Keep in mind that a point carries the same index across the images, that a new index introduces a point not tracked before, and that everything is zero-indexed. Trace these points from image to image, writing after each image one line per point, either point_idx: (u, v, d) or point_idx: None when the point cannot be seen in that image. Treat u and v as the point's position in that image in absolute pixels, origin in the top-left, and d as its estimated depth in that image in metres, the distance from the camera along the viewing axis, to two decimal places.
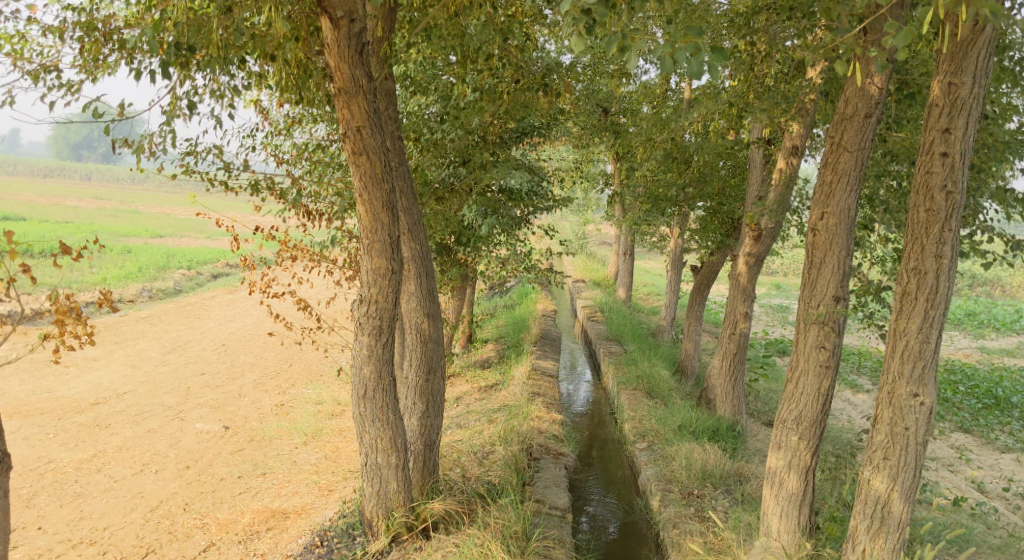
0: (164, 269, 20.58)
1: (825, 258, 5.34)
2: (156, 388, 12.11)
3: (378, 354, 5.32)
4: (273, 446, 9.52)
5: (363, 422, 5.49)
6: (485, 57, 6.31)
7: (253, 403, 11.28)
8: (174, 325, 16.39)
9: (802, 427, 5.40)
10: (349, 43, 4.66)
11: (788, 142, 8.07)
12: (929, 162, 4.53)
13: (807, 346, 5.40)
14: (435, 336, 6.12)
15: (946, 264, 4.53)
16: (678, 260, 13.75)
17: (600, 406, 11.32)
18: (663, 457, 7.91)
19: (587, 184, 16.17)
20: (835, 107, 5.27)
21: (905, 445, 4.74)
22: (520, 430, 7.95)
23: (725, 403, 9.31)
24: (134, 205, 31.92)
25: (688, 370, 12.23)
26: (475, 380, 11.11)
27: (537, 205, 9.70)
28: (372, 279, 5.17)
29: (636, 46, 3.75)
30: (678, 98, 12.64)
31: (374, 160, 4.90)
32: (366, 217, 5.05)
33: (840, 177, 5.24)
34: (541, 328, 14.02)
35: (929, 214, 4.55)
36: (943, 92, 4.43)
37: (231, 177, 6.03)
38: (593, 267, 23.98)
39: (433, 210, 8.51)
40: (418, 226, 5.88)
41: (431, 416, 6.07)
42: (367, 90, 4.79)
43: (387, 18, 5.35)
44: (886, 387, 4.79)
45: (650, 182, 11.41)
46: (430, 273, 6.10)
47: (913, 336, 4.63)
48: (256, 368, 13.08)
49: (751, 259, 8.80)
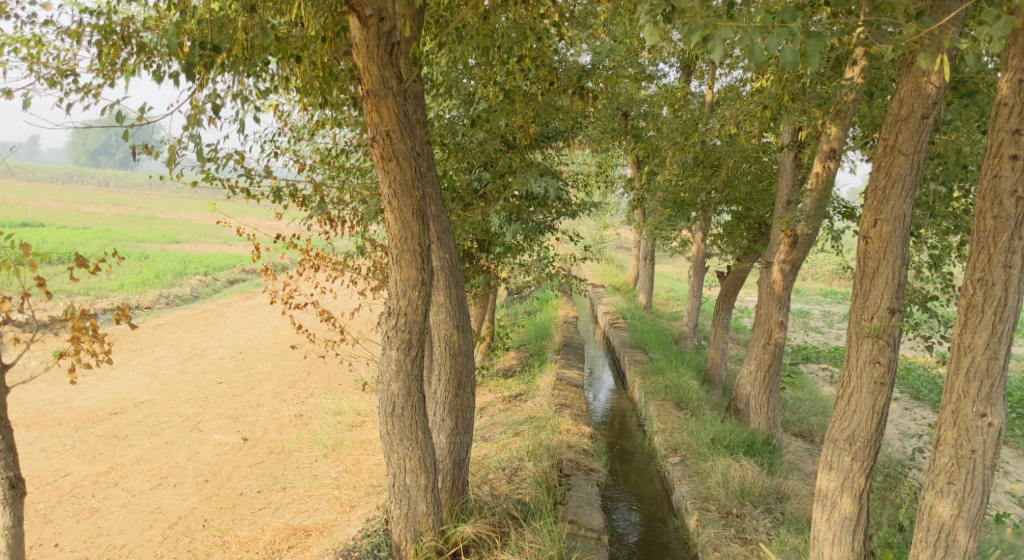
0: (181, 276, 20.48)
1: (878, 267, 5.04)
2: (174, 398, 11.96)
3: (407, 369, 5.08)
4: (292, 459, 9.32)
5: (390, 440, 5.25)
6: (516, 56, 6.06)
7: (271, 414, 11.09)
8: (191, 333, 16.27)
9: (856, 446, 5.16)
10: (379, 43, 4.42)
11: (825, 145, 7.73)
12: (998, 166, 4.23)
13: (859, 361, 5.12)
14: (466, 349, 5.85)
15: (1017, 275, 4.22)
16: (701, 266, 13.42)
17: (626, 416, 11.04)
18: (698, 473, 7.62)
19: (606, 189, 15.92)
20: (889, 108, 4.99)
21: (971, 468, 4.45)
22: (549, 445, 7.69)
23: (759, 415, 8.99)
24: (151, 211, 31.96)
25: (715, 379, 11.89)
26: (497, 390, 10.86)
27: (562, 211, 9.43)
28: (402, 290, 4.93)
29: (720, 35, 3.60)
30: (700, 100, 12.39)
31: (404, 165, 4.67)
32: (395, 225, 4.82)
33: (894, 182, 4.94)
34: (564, 337, 13.79)
35: (998, 221, 4.23)
36: (1013, 90, 4.16)
37: (253, 184, 5.81)
38: (611, 272, 23.68)
39: (460, 217, 8.18)
40: (448, 234, 5.61)
41: (461, 432, 5.86)
42: (397, 92, 4.56)
43: (415, 18, 5.11)
44: (950, 406, 4.49)
45: (672, 187, 11.01)
46: (460, 282, 5.82)
47: (980, 351, 4.33)
48: (274, 377, 12.90)
49: (787, 266, 8.44)
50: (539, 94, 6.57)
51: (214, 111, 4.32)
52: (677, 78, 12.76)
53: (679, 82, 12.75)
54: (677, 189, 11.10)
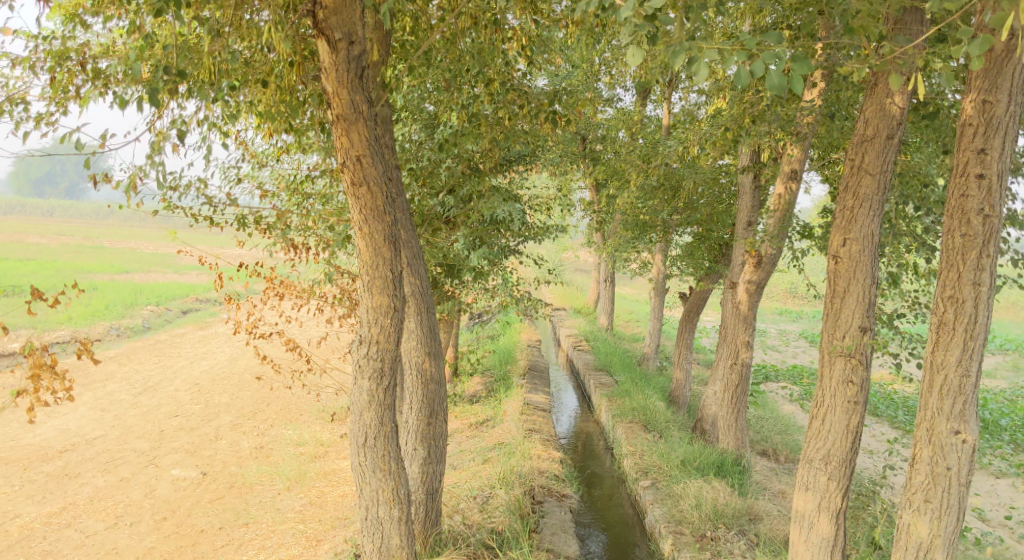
0: (132, 306, 19.83)
1: (849, 287, 5.08)
2: (127, 433, 11.53)
3: (380, 399, 4.93)
4: (254, 493, 9.00)
5: (363, 472, 5.07)
6: (483, 80, 5.99)
7: (230, 446, 10.73)
8: (144, 365, 15.75)
9: (831, 467, 5.19)
10: (348, 67, 4.32)
11: (786, 166, 7.84)
12: (965, 185, 4.35)
13: (833, 381, 5.16)
14: (438, 376, 5.70)
15: (985, 293, 4.33)
16: (662, 287, 13.50)
17: (593, 439, 10.99)
18: (670, 496, 7.57)
19: (566, 212, 16.03)
20: (854, 130, 5.10)
21: (947, 485, 4.49)
22: (520, 471, 7.56)
23: (727, 436, 8.98)
24: (99, 240, 31.05)
25: (680, 400, 11.91)
26: (463, 416, 10.71)
27: (527, 235, 9.39)
28: (374, 318, 4.80)
29: (703, 58, 3.56)
30: (658, 124, 12.58)
31: (375, 191, 4.56)
32: (367, 252, 4.69)
33: (862, 201, 5.03)
34: (528, 361, 13.74)
35: (966, 240, 4.34)
36: (977, 111, 4.29)
37: (216, 212, 5.58)
38: (571, 296, 23.75)
39: (429, 243, 8.04)
40: (418, 260, 5.47)
41: (434, 462, 5.71)
42: (367, 116, 4.45)
43: (383, 41, 5.03)
44: (925, 424, 4.54)
45: (632, 210, 11.15)
46: (431, 309, 5.69)
47: (953, 369, 4.40)
48: (232, 409, 12.50)
49: (752, 287, 8.48)
50: (506, 119, 6.46)
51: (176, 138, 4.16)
52: (633, 102, 12.95)
53: (636, 105, 12.93)
54: (637, 211, 11.16)
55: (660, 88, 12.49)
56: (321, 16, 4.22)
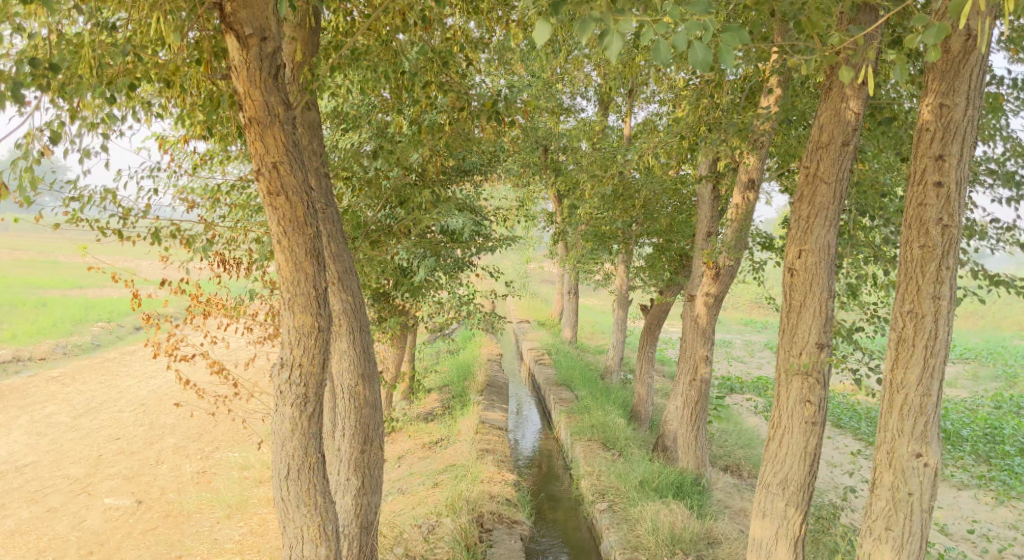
0: (81, 323, 18.97)
1: (805, 301, 4.82)
2: (62, 459, 10.92)
3: (304, 428, 4.51)
4: (190, 522, 8.48)
5: (286, 508, 4.65)
6: (421, 84, 5.53)
7: (171, 471, 10.17)
8: (89, 385, 15.06)
9: (789, 492, 4.92)
10: (261, 65, 3.89)
11: (744, 176, 7.55)
12: (923, 194, 4.11)
13: (789, 400, 4.89)
14: (372, 400, 5.29)
15: (946, 307, 4.08)
16: (624, 299, 13.20)
17: (552, 457, 10.64)
18: (626, 520, 7.28)
19: (528, 223, 15.71)
20: (809, 136, 4.87)
21: (909, 512, 4.22)
22: (469, 497, 7.17)
23: (688, 455, 8.65)
24: (53, 254, 29.99)
25: (642, 415, 11.59)
26: (416, 436, 10.29)
27: (481, 245, 9.02)
28: (296, 339, 4.39)
29: (620, 26, 2.84)
30: (619, 135, 12.34)
31: (295, 202, 4.14)
32: (287, 267, 4.27)
33: (817, 211, 4.78)
34: (487, 376, 13.36)
35: (925, 251, 4.11)
36: (934, 115, 4.06)
37: (127, 226, 4.99)
38: (537, 308, 23.43)
39: (367, 256, 7.37)
40: (351, 275, 5.09)
41: (368, 492, 5.32)
42: (285, 120, 4.03)
43: (308, 41, 4.72)
44: (885, 447, 4.28)
45: (593, 221, 10.88)
46: (365, 327, 5.27)
47: (913, 389, 4.15)
48: (177, 431, 11.90)
49: (710, 300, 8.19)
50: (447, 123, 5.93)
51: (56, 142, 3.71)
52: (595, 112, 12.71)
53: (597, 116, 12.69)
54: (598, 222, 10.86)
55: (622, 98, 12.26)
56: (228, 9, 3.78)
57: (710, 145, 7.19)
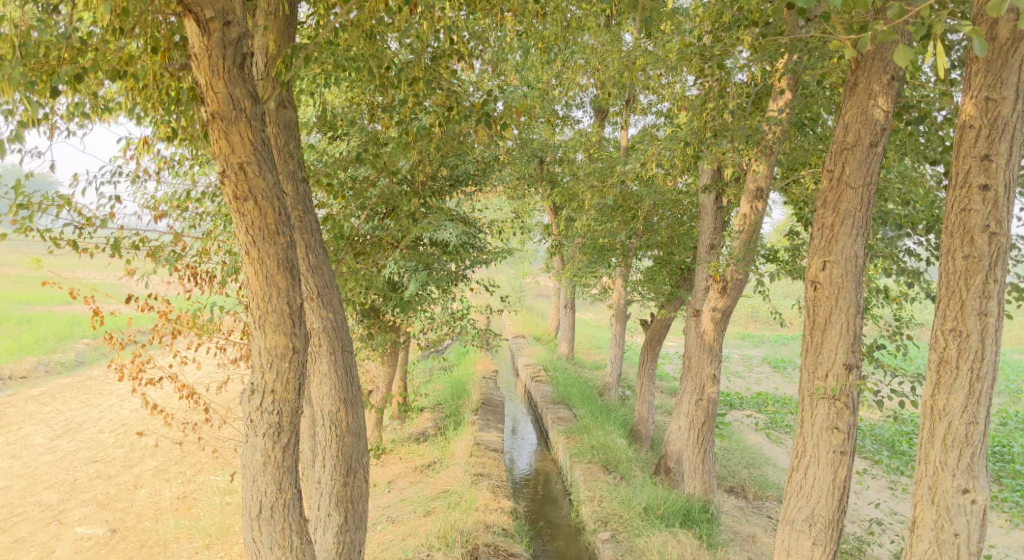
0: (65, 339, 18.31)
1: (830, 317, 4.39)
2: (35, 483, 10.40)
3: (277, 461, 4.03)
4: (167, 553, 7.95)
5: (258, 550, 4.14)
6: (408, 81, 5.12)
7: (149, 497, 9.63)
8: (70, 404, 14.51)
9: (816, 528, 4.47)
10: (224, 53, 3.51)
11: (751, 184, 7.09)
12: (967, 198, 3.69)
13: (815, 427, 4.45)
14: (356, 428, 4.82)
15: (993, 324, 3.66)
16: (623, 313, 12.47)
17: (549, 480, 10.11)
18: (631, 551, 6.78)
19: (523, 237, 15.24)
20: (831, 137, 4.45)
21: (955, 555, 3.76)
22: (461, 527, 6.68)
23: (694, 480, 8.15)
24: None
25: (642, 435, 11.09)
26: (408, 459, 9.80)
27: (474, 258, 8.57)
28: (267, 361, 3.92)
29: None
30: (616, 144, 11.90)
31: (264, 208, 3.71)
32: (256, 280, 3.82)
33: (843, 218, 4.35)
34: (482, 394, 12.85)
35: (970, 262, 3.68)
36: (979, 110, 3.65)
37: (83, 236, 4.52)
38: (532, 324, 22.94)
39: (350, 268, 6.79)
40: (331, 289, 4.72)
41: (352, 529, 4.84)
42: (252, 115, 3.62)
43: (282, 31, 4.35)
44: (926, 480, 3.84)
45: (592, 234, 10.46)
46: (348, 348, 4.81)
47: (957, 416, 3.72)
48: (157, 453, 11.37)
49: (717, 315, 7.71)
50: (436, 124, 5.49)
51: None
52: (592, 122, 12.30)
53: (593, 125, 12.27)
54: (596, 235, 10.42)
55: (619, 107, 11.85)
56: None
57: (718, 151, 6.74)
